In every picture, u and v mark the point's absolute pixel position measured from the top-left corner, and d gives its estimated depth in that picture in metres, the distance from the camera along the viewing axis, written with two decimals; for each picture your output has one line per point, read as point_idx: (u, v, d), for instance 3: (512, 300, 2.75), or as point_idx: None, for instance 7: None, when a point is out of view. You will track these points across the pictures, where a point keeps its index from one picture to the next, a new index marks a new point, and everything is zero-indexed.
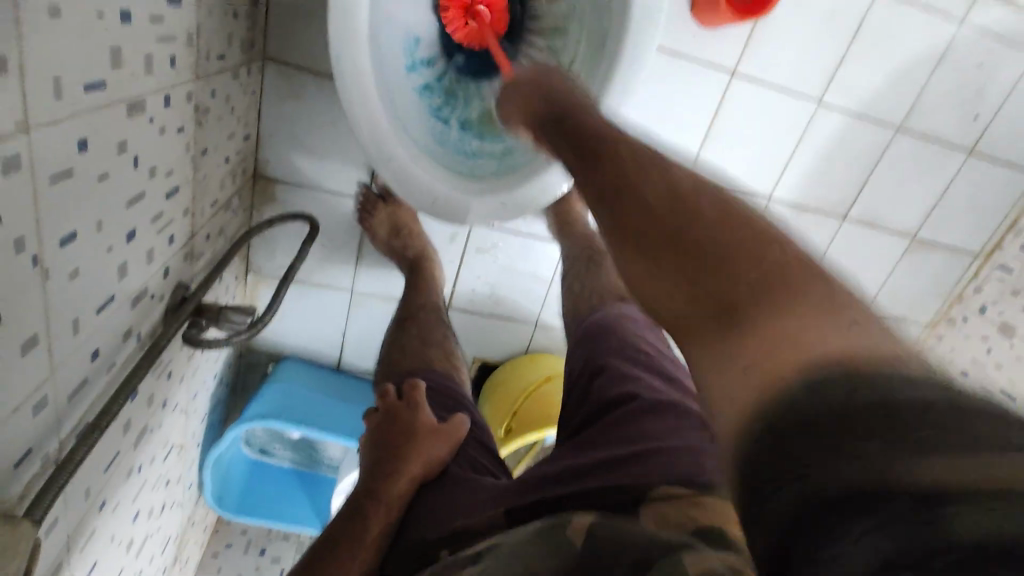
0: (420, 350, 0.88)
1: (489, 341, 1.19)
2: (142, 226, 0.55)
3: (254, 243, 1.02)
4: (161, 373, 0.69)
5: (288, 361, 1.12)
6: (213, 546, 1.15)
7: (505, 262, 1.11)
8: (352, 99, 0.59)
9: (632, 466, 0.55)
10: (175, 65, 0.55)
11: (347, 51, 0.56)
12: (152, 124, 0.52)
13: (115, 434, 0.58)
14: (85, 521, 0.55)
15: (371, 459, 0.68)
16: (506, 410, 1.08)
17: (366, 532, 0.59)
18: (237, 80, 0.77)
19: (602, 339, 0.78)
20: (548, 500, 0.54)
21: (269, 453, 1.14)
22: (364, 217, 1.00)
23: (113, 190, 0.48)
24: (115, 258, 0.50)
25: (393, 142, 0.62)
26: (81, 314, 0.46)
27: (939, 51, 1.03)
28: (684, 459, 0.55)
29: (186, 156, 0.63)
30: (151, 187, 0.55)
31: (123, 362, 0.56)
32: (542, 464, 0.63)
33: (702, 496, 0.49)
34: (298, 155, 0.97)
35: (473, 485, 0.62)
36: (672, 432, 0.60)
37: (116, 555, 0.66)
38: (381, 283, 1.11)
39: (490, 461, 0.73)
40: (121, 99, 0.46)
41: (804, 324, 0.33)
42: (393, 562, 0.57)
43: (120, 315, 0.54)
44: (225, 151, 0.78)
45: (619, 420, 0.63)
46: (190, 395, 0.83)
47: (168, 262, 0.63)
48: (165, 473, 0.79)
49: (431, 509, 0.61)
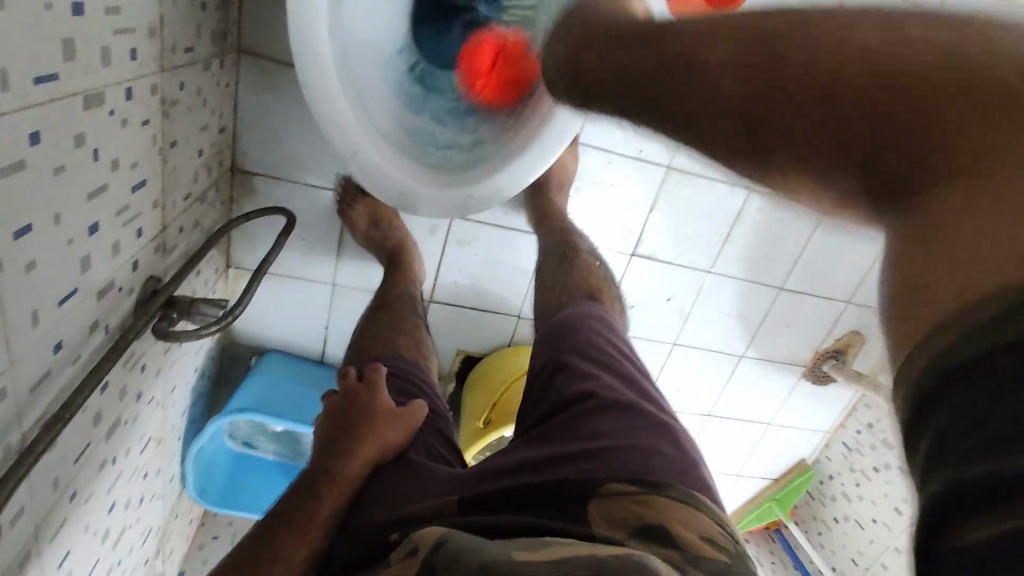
0: (388, 337, 0.89)
1: (472, 333, 1.20)
2: (106, 219, 0.55)
3: (233, 236, 1.02)
4: (134, 365, 0.70)
5: (270, 353, 1.13)
6: (199, 538, 1.16)
7: (487, 254, 1.11)
8: (313, 88, 0.58)
9: (582, 463, 0.56)
10: (136, 57, 0.55)
11: (307, 43, 0.56)
12: (112, 116, 0.52)
13: (85, 425, 0.59)
14: (55, 511, 0.56)
15: (327, 436, 0.69)
16: (487, 402, 1.09)
17: (318, 510, 0.60)
18: (207, 72, 0.77)
19: (568, 336, 0.78)
20: (500, 491, 0.56)
21: (253, 445, 1.14)
22: (343, 210, 1.00)
23: (72, 182, 0.48)
24: (77, 250, 0.51)
25: (360, 134, 0.62)
26: (42, 305, 0.47)
27: None
28: (634, 456, 0.57)
29: (153, 148, 0.63)
30: (115, 179, 0.55)
31: (91, 355, 0.57)
32: (497, 455, 0.64)
33: (651, 493, 0.53)
34: (275, 148, 0.97)
35: (427, 472, 0.63)
36: (626, 432, 0.61)
37: (92, 546, 0.67)
38: (362, 276, 1.11)
39: (445, 447, 0.74)
40: (77, 92, 0.46)
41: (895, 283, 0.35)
42: (341, 543, 0.58)
43: (85, 307, 0.54)
44: (197, 144, 0.78)
45: (575, 418, 0.63)
46: (168, 388, 0.83)
47: (136, 255, 0.64)
48: (143, 465, 0.79)
49: (385, 493, 0.62)
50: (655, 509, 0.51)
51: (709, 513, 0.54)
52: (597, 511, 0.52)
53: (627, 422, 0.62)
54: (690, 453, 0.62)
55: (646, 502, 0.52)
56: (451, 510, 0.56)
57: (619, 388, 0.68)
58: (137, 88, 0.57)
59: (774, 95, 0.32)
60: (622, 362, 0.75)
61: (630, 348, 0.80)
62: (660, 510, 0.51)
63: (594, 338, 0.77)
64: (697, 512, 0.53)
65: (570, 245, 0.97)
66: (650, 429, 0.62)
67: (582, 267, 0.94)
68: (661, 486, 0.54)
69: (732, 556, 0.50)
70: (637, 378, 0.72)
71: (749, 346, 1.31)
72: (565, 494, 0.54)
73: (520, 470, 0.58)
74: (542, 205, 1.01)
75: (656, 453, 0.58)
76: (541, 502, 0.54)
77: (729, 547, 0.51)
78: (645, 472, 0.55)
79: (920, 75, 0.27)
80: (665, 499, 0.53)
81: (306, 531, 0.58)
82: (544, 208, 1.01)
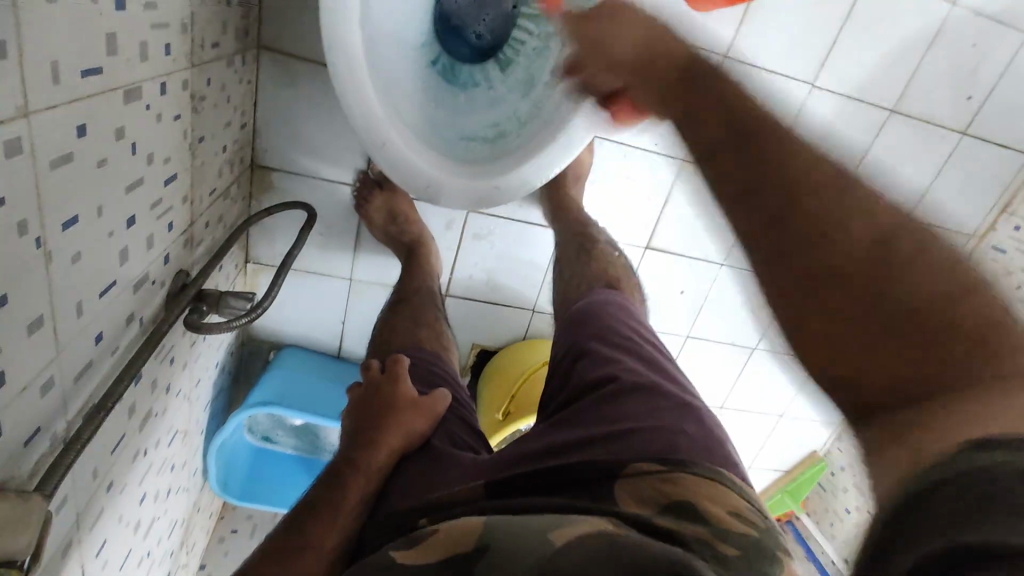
0: (412, 330, 0.90)
1: (487, 327, 1.21)
2: (142, 212, 0.56)
3: (253, 232, 1.03)
4: (165, 358, 0.70)
5: (289, 348, 1.14)
6: (219, 532, 1.17)
7: (502, 248, 1.12)
8: (345, 85, 0.60)
9: (609, 444, 0.58)
10: (170, 52, 0.56)
11: (338, 35, 0.57)
12: (149, 111, 0.53)
13: (120, 416, 0.60)
14: (94, 501, 0.57)
15: (353, 427, 0.69)
16: (504, 394, 1.10)
17: (349, 500, 0.61)
18: (231, 68, 0.77)
19: (588, 323, 0.80)
20: (526, 474, 0.57)
21: (273, 440, 1.15)
22: (361, 205, 1.01)
23: (113, 175, 0.49)
24: (116, 243, 0.51)
25: (390, 128, 0.63)
26: (85, 296, 0.47)
27: (933, 31, 1.03)
28: (660, 435, 0.58)
29: (183, 142, 0.64)
30: (150, 173, 0.56)
31: (127, 346, 0.57)
32: (521, 440, 0.65)
33: (676, 471, 0.55)
34: (295, 144, 0.97)
35: (453, 459, 0.64)
36: (652, 413, 0.62)
37: (125, 535, 0.68)
38: (379, 270, 1.12)
39: (470, 436, 0.75)
40: (117, 87, 0.47)
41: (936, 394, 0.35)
42: (372, 529, 0.59)
43: (122, 299, 0.55)
44: (222, 140, 0.79)
45: (598, 401, 0.65)
46: (193, 382, 0.84)
47: (168, 248, 0.64)
48: (170, 457, 0.80)
49: (412, 480, 0.63)
50: (682, 486, 0.53)
51: (733, 488, 0.56)
52: (625, 490, 0.53)
53: (653, 404, 0.64)
54: (715, 430, 0.63)
55: (676, 481, 0.53)
56: (480, 494, 0.57)
57: (642, 371, 0.70)
58: (170, 83, 0.57)
59: (898, 292, 0.37)
60: (641, 347, 0.76)
61: (649, 331, 0.83)
62: (689, 487, 0.53)
63: (615, 326, 0.79)
64: (725, 489, 0.55)
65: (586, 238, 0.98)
66: (675, 410, 0.64)
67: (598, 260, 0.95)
68: (685, 464, 0.55)
69: (759, 531, 0.52)
70: (657, 362, 0.74)
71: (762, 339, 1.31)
72: (595, 473, 0.55)
73: (546, 453, 0.59)
74: (559, 197, 1.03)
75: (681, 431, 0.60)
76: (570, 485, 0.55)
77: (757, 522, 0.53)
78: (672, 450, 0.57)
79: (937, 314, 0.36)
80: (692, 476, 0.55)
81: (337, 518, 0.58)
82: (561, 201, 1.03)
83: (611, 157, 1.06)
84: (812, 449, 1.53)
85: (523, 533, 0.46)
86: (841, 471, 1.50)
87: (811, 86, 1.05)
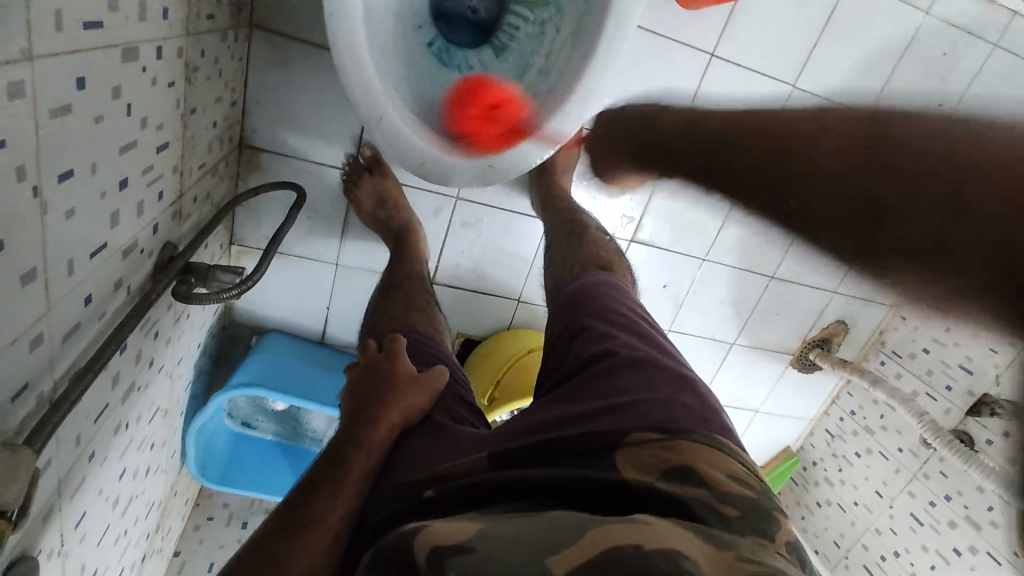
0: (404, 313, 0.90)
1: (472, 316, 1.21)
2: (134, 176, 0.55)
3: (239, 213, 1.02)
4: (149, 331, 0.69)
5: (272, 333, 1.13)
6: (195, 520, 1.14)
7: (490, 236, 1.13)
8: (345, 61, 0.60)
9: (608, 416, 0.59)
10: (167, 17, 0.56)
11: (338, 10, 0.58)
12: (144, 74, 0.53)
13: (104, 384, 0.59)
14: (75, 468, 0.56)
15: (353, 404, 0.70)
16: (488, 381, 1.11)
17: (347, 473, 0.61)
18: (224, 42, 0.77)
19: (584, 302, 0.82)
20: (528, 444, 0.58)
21: (252, 426, 1.14)
22: (350, 189, 1.01)
23: (108, 134, 0.48)
24: (108, 203, 0.51)
25: (388, 104, 0.63)
26: (76, 254, 0.47)
27: (907, 39, 1.08)
28: (657, 407, 0.60)
29: (175, 112, 0.63)
30: (143, 137, 0.56)
31: (114, 313, 0.57)
32: (520, 413, 0.66)
33: (679, 441, 0.55)
34: (285, 124, 0.97)
35: (454, 434, 0.65)
36: (648, 386, 0.64)
37: (104, 510, 0.66)
38: (366, 256, 1.12)
39: (469, 413, 0.75)
40: (116, 43, 0.46)
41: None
42: (375, 501, 0.60)
43: (111, 264, 0.54)
44: (212, 115, 0.78)
45: (596, 375, 0.67)
46: (175, 360, 0.83)
47: (156, 218, 0.64)
48: (150, 436, 0.79)
49: (412, 454, 0.63)
50: (683, 453, 0.54)
51: (733, 454, 0.57)
52: (626, 459, 0.54)
53: (650, 377, 0.65)
54: (710, 400, 0.65)
55: (675, 448, 0.55)
56: (483, 465, 0.57)
57: (637, 346, 0.72)
58: (166, 49, 0.57)
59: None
60: (639, 324, 0.78)
61: (642, 308, 0.84)
62: (689, 454, 0.54)
63: (612, 305, 0.81)
64: (724, 455, 0.56)
65: (575, 227, 0.99)
66: (672, 382, 0.65)
67: (586, 246, 0.97)
68: (684, 431, 0.57)
69: (759, 493, 0.54)
70: (653, 337, 0.76)
71: (740, 334, 1.35)
72: (596, 443, 0.56)
73: (548, 426, 0.61)
74: (548, 188, 1.05)
75: (677, 402, 0.61)
76: (571, 454, 0.56)
77: (756, 484, 0.55)
78: (669, 419, 0.58)
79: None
80: (692, 443, 0.56)
81: (338, 493, 0.59)
82: (550, 190, 1.05)
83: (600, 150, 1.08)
84: (786, 444, 1.57)
85: (521, 552, 0.42)
86: (812, 466, 1.54)
87: (793, 88, 1.08)
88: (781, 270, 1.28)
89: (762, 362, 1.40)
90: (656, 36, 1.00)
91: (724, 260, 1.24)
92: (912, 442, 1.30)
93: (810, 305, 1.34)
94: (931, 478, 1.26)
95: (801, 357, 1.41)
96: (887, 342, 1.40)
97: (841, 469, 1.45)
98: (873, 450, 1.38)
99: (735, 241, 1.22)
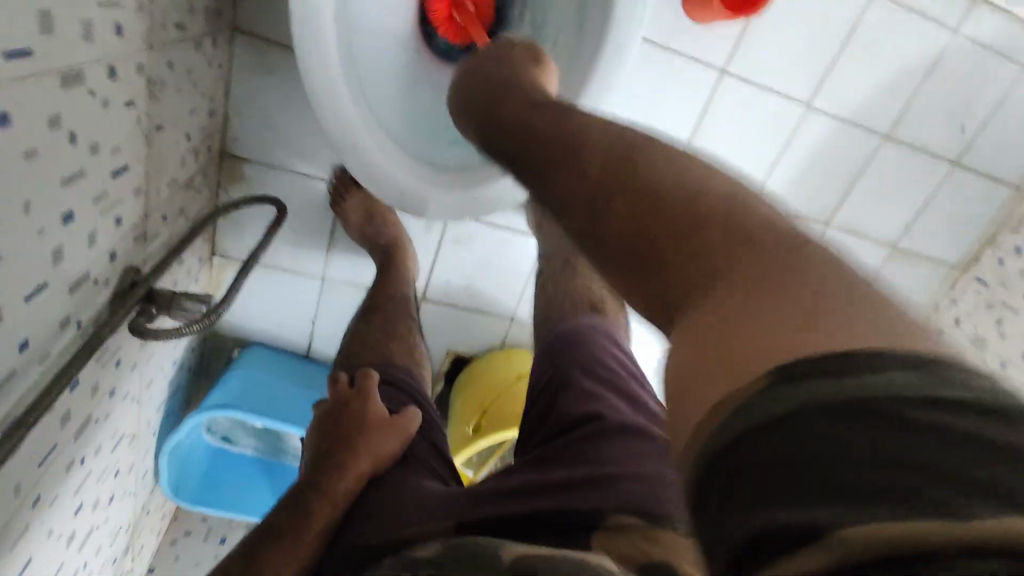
0: (383, 343, 0.85)
1: (463, 333, 1.17)
2: (82, 206, 0.51)
3: (220, 223, 0.97)
4: (109, 361, 0.65)
5: (254, 346, 1.09)
6: (171, 535, 1.11)
7: (482, 254, 1.08)
8: (319, 88, 0.55)
9: (587, 492, 0.56)
10: (122, 33, 0.51)
11: (312, 31, 0.53)
12: (92, 98, 0.48)
13: (51, 426, 0.55)
14: (15, 518, 0.52)
15: (320, 448, 0.66)
16: (477, 407, 1.07)
17: (307, 527, 0.57)
18: (199, 51, 0.72)
19: (571, 348, 0.78)
20: (501, 518, 0.54)
21: (232, 441, 1.10)
22: (336, 201, 0.97)
23: (45, 168, 0.44)
24: (47, 242, 0.46)
25: (363, 130, 0.59)
26: (7, 300, 0.42)
27: (930, 60, 1.01)
28: (643, 488, 0.57)
29: (136, 131, 0.59)
30: (93, 164, 0.51)
31: (60, 352, 0.52)
32: (497, 474, 0.63)
33: (655, 529, 0.52)
34: (268, 133, 0.92)
35: (424, 490, 0.61)
36: (633, 458, 0.61)
37: (54, 550, 0.63)
38: (353, 270, 1.08)
39: (441, 465, 0.71)
40: (53, 69, 0.42)
41: (730, 306, 0.27)
42: (331, 563, 0.55)
43: (55, 303, 0.50)
44: (186, 128, 0.74)
45: (582, 440, 0.63)
46: (143, 383, 0.79)
47: (114, 245, 0.59)
48: (114, 463, 0.76)
49: (376, 511, 0.59)
50: (665, 547, 0.49)
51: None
52: (603, 548, 0.50)
53: (636, 446, 0.63)
54: None
55: (657, 540, 0.50)
56: (449, 537, 0.53)
57: (625, 409, 0.68)
58: (122, 67, 0.52)
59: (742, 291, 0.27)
60: (626, 381, 0.74)
61: (632, 360, 0.81)
62: (672, 547, 0.50)
63: (599, 355, 0.77)
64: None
65: (571, 253, 0.95)
66: (658, 456, 0.62)
67: (581, 275, 0.92)
68: (668, 521, 0.53)
69: None
70: (641, 397, 0.73)
71: None
72: (574, 523, 0.53)
73: (527, 496, 0.57)
74: (545, 207, 1.00)
75: (665, 480, 0.59)
76: (547, 530, 0.52)
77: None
78: (653, 505, 0.55)
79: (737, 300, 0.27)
80: (676, 534, 0.52)
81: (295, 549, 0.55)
82: None
83: None
84: None
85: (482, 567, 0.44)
86: None
87: (807, 108, 1.02)
88: None
89: None
90: (664, 50, 0.94)
91: None
92: None
93: None
94: None
95: None
96: None
97: None
98: None
99: None
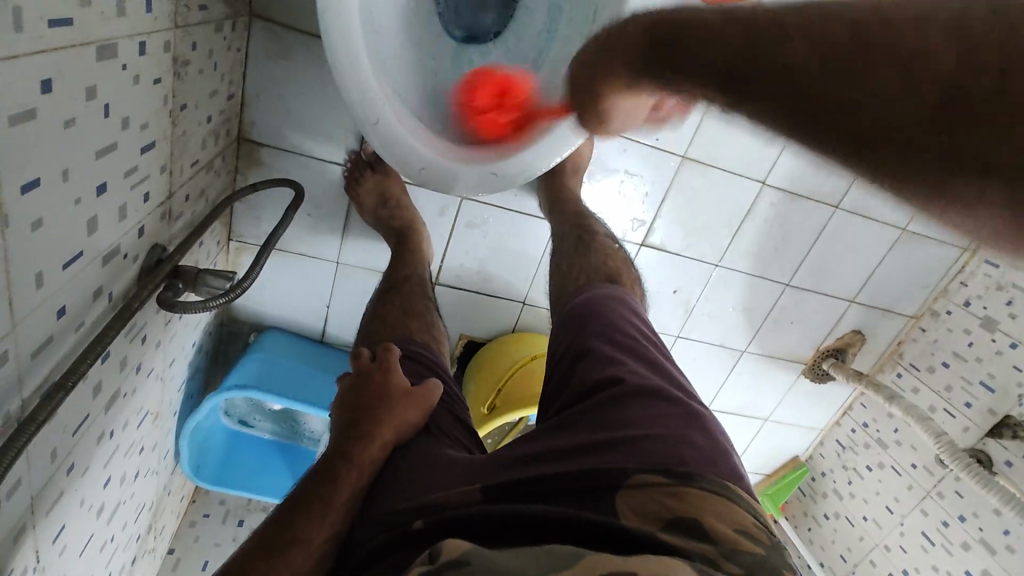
0: (401, 321, 0.87)
1: (476, 318, 1.18)
2: (114, 179, 0.52)
3: (238, 208, 0.99)
4: (135, 336, 0.67)
5: (271, 331, 1.11)
6: (190, 516, 1.13)
7: (494, 237, 1.09)
8: (342, 65, 0.57)
9: (610, 453, 0.57)
10: (151, 11, 0.52)
11: (335, 8, 0.54)
12: (125, 71, 0.50)
13: (83, 395, 0.56)
14: (52, 483, 0.53)
15: (344, 417, 0.67)
16: (490, 388, 1.08)
17: (336, 494, 0.59)
18: (219, 33, 0.73)
19: (590, 320, 0.79)
20: (525, 479, 0.56)
21: (249, 424, 1.11)
22: (351, 185, 0.98)
23: (81, 138, 0.45)
24: (83, 212, 0.48)
25: (386, 108, 0.60)
26: (46, 267, 0.44)
27: None
28: (665, 446, 0.58)
29: (163, 109, 0.60)
30: (125, 139, 0.53)
31: (93, 322, 0.54)
32: (519, 441, 0.64)
33: (680, 485, 0.53)
34: (285, 118, 0.93)
35: (447, 458, 0.62)
36: (655, 420, 0.62)
37: (86, 520, 0.64)
38: (367, 255, 1.09)
39: (463, 435, 0.73)
40: (90, 41, 0.43)
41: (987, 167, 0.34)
42: (360, 529, 0.57)
43: (89, 273, 0.51)
44: (206, 109, 0.75)
45: (603, 405, 0.64)
46: (166, 362, 0.81)
47: (142, 221, 0.61)
48: (139, 440, 0.77)
49: (401, 479, 0.60)
50: (687, 503, 0.52)
51: (743, 503, 0.54)
52: (627, 504, 0.52)
53: (657, 409, 0.63)
54: (720, 440, 0.63)
55: (680, 496, 0.52)
56: (476, 498, 0.55)
57: (645, 374, 0.69)
58: (151, 44, 0.54)
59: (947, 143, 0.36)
60: (644, 348, 0.75)
61: (652, 331, 0.81)
62: (694, 503, 0.52)
63: (618, 324, 0.78)
64: (732, 503, 0.53)
65: (583, 234, 0.96)
66: (680, 417, 0.63)
67: (594, 255, 0.93)
68: (692, 477, 0.54)
69: (768, 548, 0.50)
70: (661, 363, 0.73)
71: (751, 342, 1.31)
72: (595, 485, 0.54)
73: (548, 459, 0.58)
74: (556, 190, 1.01)
75: (686, 441, 0.59)
76: (568, 496, 0.54)
77: (766, 539, 0.51)
78: (676, 461, 0.56)
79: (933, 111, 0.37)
80: (700, 490, 0.53)
81: (325, 514, 0.57)
82: (559, 193, 1.01)
83: (611, 150, 1.03)
84: (794, 454, 1.54)
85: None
86: (821, 476, 1.52)
87: None
88: (796, 277, 1.23)
89: (772, 371, 1.37)
90: None
91: (739, 267, 1.20)
92: (927, 459, 1.28)
93: (826, 314, 1.29)
94: (945, 497, 1.24)
95: (814, 366, 1.37)
96: (904, 353, 1.36)
97: (851, 482, 1.43)
98: (886, 464, 1.36)
99: (749, 247, 1.17)
